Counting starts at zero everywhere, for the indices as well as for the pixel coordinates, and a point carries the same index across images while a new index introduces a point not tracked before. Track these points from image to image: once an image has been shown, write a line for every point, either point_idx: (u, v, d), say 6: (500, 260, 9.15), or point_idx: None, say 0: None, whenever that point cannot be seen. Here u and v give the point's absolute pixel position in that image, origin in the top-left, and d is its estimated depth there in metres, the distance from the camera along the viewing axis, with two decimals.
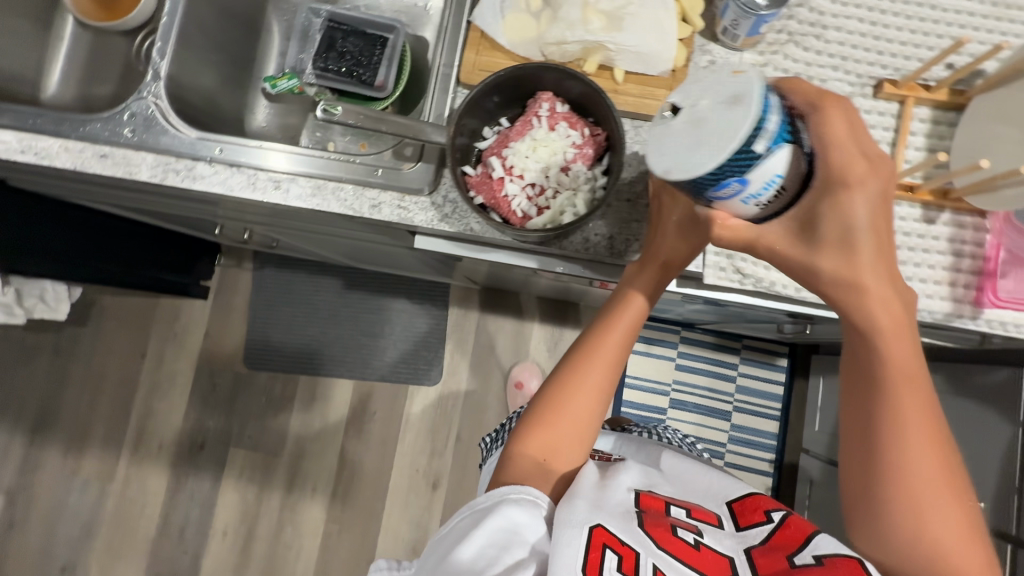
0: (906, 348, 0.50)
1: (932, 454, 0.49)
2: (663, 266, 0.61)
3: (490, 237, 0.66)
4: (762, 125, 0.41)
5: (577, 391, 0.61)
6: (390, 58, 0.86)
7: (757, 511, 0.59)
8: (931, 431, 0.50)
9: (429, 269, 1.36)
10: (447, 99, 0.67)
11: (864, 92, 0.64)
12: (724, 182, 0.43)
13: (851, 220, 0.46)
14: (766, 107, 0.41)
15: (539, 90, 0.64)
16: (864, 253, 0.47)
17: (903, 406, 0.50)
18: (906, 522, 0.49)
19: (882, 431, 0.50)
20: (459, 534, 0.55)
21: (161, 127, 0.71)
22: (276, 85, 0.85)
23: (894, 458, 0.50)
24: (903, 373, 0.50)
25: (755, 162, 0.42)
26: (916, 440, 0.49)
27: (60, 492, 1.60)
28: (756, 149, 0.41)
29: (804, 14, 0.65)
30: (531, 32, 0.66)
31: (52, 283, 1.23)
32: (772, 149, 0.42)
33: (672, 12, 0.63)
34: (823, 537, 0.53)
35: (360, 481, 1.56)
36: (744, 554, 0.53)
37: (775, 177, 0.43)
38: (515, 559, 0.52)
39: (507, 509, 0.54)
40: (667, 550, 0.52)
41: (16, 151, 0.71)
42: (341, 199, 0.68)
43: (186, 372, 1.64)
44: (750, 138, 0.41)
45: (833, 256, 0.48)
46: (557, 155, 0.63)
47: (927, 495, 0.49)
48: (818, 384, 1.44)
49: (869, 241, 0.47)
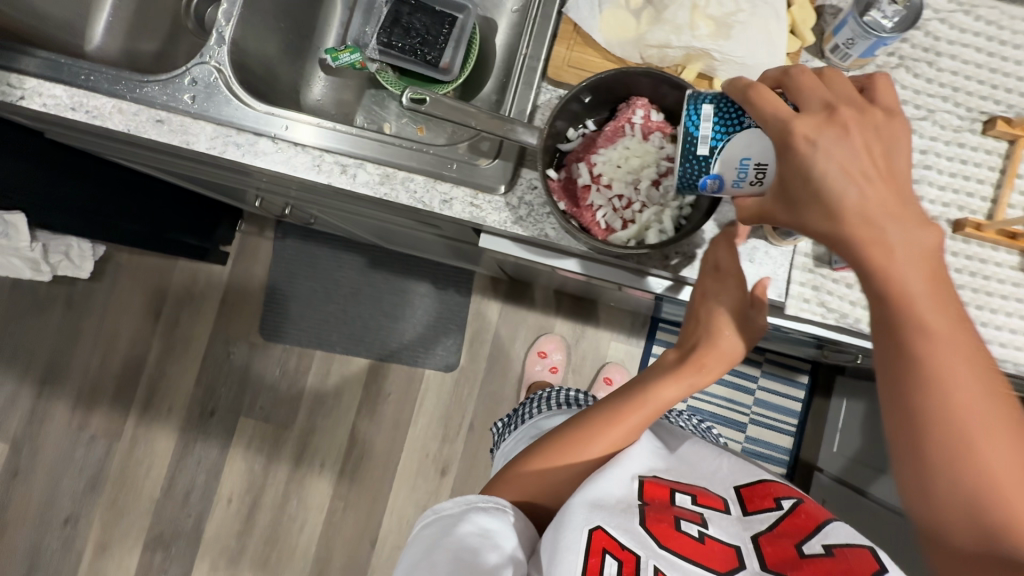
0: (927, 290, 0.43)
1: (973, 406, 0.42)
2: (698, 364, 0.64)
3: (565, 245, 0.64)
4: (698, 134, 0.52)
5: (589, 442, 0.64)
6: (458, 39, 0.82)
7: (766, 498, 0.56)
8: (972, 380, 0.42)
9: (453, 254, 1.29)
10: (532, 94, 0.65)
11: (973, 127, 0.62)
12: (704, 181, 0.53)
13: (806, 173, 0.44)
14: (695, 118, 0.52)
15: (633, 94, 0.61)
16: (846, 196, 0.43)
17: (939, 368, 0.42)
18: (955, 489, 0.42)
19: (901, 397, 0.44)
20: (427, 543, 0.55)
21: (223, 97, 0.69)
22: (337, 58, 0.81)
23: (926, 422, 0.43)
24: (924, 322, 0.43)
25: (709, 161, 0.52)
26: (955, 397, 0.42)
27: (66, 446, 1.58)
28: (697, 152, 0.52)
29: (918, 39, 0.62)
30: (630, 32, 0.62)
31: (76, 240, 1.30)
32: (717, 147, 0.51)
33: (784, 25, 0.60)
34: (834, 527, 0.51)
35: (370, 460, 1.52)
36: (750, 541, 0.52)
37: (744, 160, 0.50)
38: (490, 560, 0.53)
39: (475, 515, 0.56)
40: (671, 549, 0.51)
41: (66, 108, 0.69)
42: (411, 191, 0.66)
43: (201, 336, 1.61)
44: (691, 145, 0.52)
45: (820, 205, 0.44)
46: (649, 167, 0.60)
47: (980, 455, 0.41)
48: (840, 406, 1.38)
49: (847, 182, 0.43)
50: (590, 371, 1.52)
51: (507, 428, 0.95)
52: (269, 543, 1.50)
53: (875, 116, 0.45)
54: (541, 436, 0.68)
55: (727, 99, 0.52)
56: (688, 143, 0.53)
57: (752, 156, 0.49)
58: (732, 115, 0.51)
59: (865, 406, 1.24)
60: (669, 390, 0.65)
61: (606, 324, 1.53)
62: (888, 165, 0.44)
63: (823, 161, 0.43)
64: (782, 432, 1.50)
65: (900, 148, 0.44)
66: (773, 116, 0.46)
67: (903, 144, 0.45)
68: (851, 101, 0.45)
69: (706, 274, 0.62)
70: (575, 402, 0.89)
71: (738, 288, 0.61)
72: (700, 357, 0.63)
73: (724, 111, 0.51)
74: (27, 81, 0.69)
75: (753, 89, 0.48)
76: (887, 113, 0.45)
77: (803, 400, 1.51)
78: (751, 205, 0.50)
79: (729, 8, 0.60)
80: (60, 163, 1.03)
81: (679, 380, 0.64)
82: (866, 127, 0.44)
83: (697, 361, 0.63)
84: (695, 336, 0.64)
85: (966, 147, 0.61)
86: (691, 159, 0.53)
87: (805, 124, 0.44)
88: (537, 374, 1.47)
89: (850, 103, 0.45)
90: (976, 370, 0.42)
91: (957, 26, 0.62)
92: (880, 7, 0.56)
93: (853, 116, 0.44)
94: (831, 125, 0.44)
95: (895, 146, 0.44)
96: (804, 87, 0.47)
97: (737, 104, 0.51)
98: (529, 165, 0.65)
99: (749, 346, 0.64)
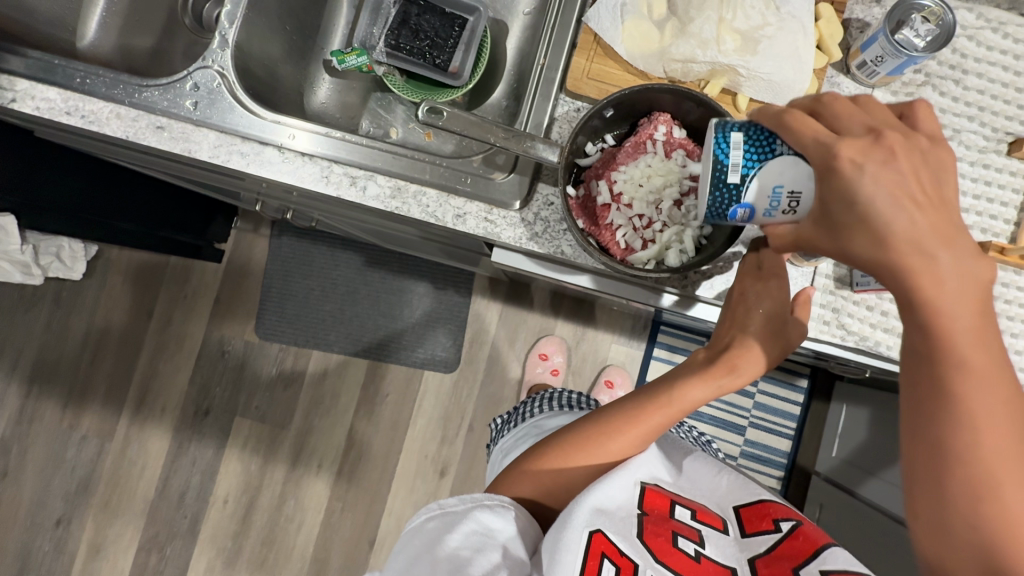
0: (968, 321, 0.41)
1: (1002, 444, 0.41)
2: (727, 367, 0.61)
3: (580, 261, 0.64)
4: (727, 162, 0.49)
5: (605, 436, 0.62)
6: (468, 43, 0.78)
7: (765, 518, 0.55)
8: (1004, 419, 0.41)
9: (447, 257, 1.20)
10: (549, 105, 0.67)
11: (998, 148, 0.66)
12: (733, 211, 0.50)
13: (849, 196, 0.42)
14: (722, 146, 0.49)
15: (655, 110, 0.61)
16: (894, 220, 0.41)
17: (971, 403, 0.41)
18: (976, 530, 0.41)
19: (928, 424, 0.43)
20: (427, 536, 0.53)
21: (227, 104, 0.68)
22: (344, 61, 0.78)
23: (952, 455, 0.41)
24: (963, 355, 0.41)
25: (741, 189, 0.49)
26: (985, 433, 0.41)
27: (57, 445, 1.52)
28: (728, 181, 0.49)
29: (946, 56, 0.66)
30: (654, 45, 0.64)
31: (68, 241, 1.37)
32: (750, 175, 0.49)
33: (812, 40, 0.62)
34: (833, 552, 0.50)
35: (367, 461, 1.46)
36: (747, 564, 0.51)
37: (776, 187, 0.48)
38: (491, 562, 0.52)
39: (480, 513, 0.55)
40: (666, 564, 0.51)
41: (61, 112, 0.68)
42: (423, 205, 0.67)
43: (194, 335, 1.55)
44: (721, 174, 0.50)
45: (866, 231, 0.42)
46: (671, 186, 0.60)
47: (1004, 494, 0.40)
48: (839, 410, 1.31)
49: (896, 207, 0.41)
50: (590, 373, 1.46)
51: (506, 425, 0.92)
52: (266, 543, 1.45)
53: (920, 143, 0.43)
54: (555, 432, 0.66)
55: (756, 127, 0.49)
56: (717, 172, 0.50)
57: (784, 184, 0.47)
58: (762, 142, 0.49)
59: (869, 413, 1.14)
60: (692, 393, 0.62)
61: (612, 323, 1.46)
62: (935, 190, 0.42)
63: (870, 186, 0.42)
64: (779, 436, 1.42)
65: (946, 175, 0.43)
66: (815, 142, 0.45)
67: (949, 172, 0.43)
68: (896, 128, 0.44)
69: (748, 273, 0.62)
70: (579, 404, 0.87)
71: (780, 291, 0.60)
72: (730, 360, 0.61)
73: (753, 138, 0.49)
74: (19, 83, 0.69)
75: (787, 117, 0.47)
76: (932, 141, 0.44)
77: (801, 404, 1.42)
78: (786, 233, 0.48)
79: (756, 23, 0.62)
80: (51, 159, 1.01)
81: (704, 383, 0.62)
82: (912, 153, 0.43)
83: (730, 361, 0.61)
84: (727, 335, 0.63)
85: (991, 168, 0.66)
86: (721, 189, 0.50)
87: (849, 147, 0.43)
88: (536, 378, 1.41)
89: (895, 129, 0.44)
90: (1010, 409, 0.41)
91: (984, 44, 0.66)
92: (913, 27, 0.58)
93: (898, 141, 0.43)
94: (876, 150, 0.43)
95: (940, 172, 0.43)
96: (840, 115, 0.46)
97: (765, 130, 0.49)
98: (546, 180, 0.66)
99: (779, 360, 0.62)
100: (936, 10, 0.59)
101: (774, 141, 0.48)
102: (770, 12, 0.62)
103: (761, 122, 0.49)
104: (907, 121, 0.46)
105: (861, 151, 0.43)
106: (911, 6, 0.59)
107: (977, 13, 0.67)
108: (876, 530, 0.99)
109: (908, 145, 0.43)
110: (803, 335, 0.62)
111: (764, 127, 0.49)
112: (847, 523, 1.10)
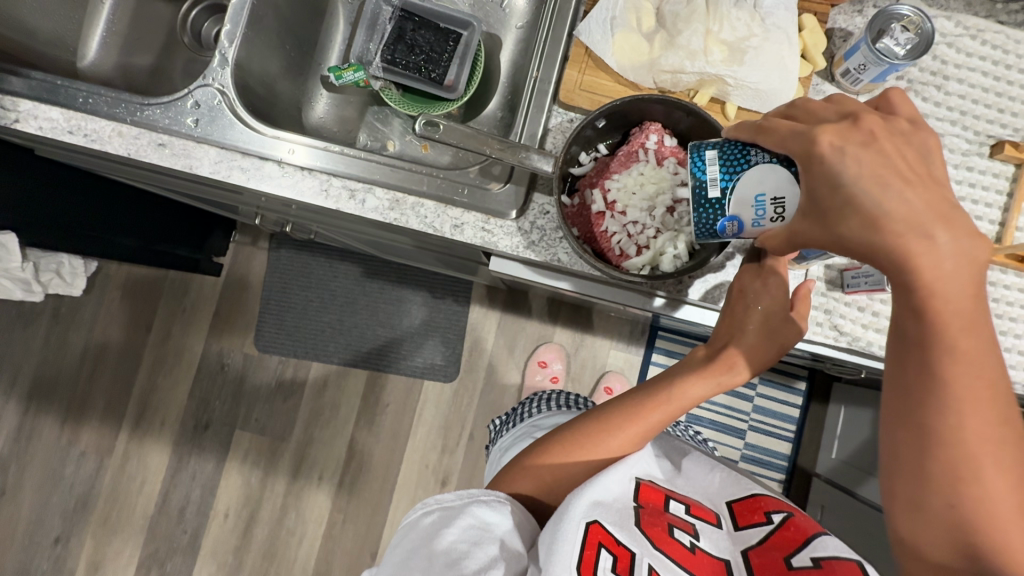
0: (962, 306, 0.42)
1: (986, 428, 0.42)
2: (727, 364, 0.63)
3: (577, 269, 0.66)
4: (707, 180, 0.51)
5: (608, 429, 0.63)
6: (462, 56, 0.80)
7: (756, 512, 0.56)
8: (987, 402, 0.42)
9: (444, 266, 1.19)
10: (542, 117, 0.69)
11: (981, 151, 0.68)
12: (721, 225, 0.51)
13: (835, 178, 0.43)
14: (699, 165, 0.51)
15: (646, 120, 0.64)
16: (882, 199, 0.42)
17: (959, 387, 0.42)
18: (955, 511, 0.42)
19: (912, 412, 0.44)
20: (424, 532, 0.53)
21: (227, 120, 0.70)
22: (341, 77, 0.81)
23: (935, 439, 0.43)
24: (954, 338, 0.42)
25: (723, 203, 0.50)
26: (969, 417, 0.42)
27: (55, 462, 1.51)
28: (709, 196, 0.50)
29: (927, 64, 0.69)
30: (643, 56, 0.66)
31: (67, 256, 1.38)
32: (729, 188, 0.50)
33: (797, 50, 0.64)
34: (824, 539, 0.51)
35: (368, 472, 1.45)
36: (740, 556, 0.52)
37: (759, 197, 0.48)
38: (487, 555, 0.51)
39: (476, 508, 0.55)
40: (663, 551, 0.51)
41: (64, 131, 0.70)
42: (420, 216, 0.68)
43: (193, 349, 1.55)
44: (702, 192, 0.51)
45: (856, 212, 0.42)
46: (663, 193, 0.62)
47: (983, 476, 0.42)
48: (837, 411, 1.32)
49: (883, 185, 0.42)
50: (589, 380, 1.46)
51: (504, 426, 0.92)
52: (267, 557, 1.44)
53: (904, 125, 0.45)
54: (553, 430, 0.67)
55: (730, 142, 0.51)
56: (698, 190, 0.51)
57: (765, 192, 0.48)
58: (737, 156, 0.50)
59: (870, 413, 1.14)
60: (694, 390, 0.64)
61: (610, 328, 1.47)
62: (925, 170, 0.43)
63: (853, 167, 0.42)
64: (779, 439, 1.42)
65: (933, 157, 0.44)
66: (792, 133, 0.46)
67: (937, 154, 0.44)
68: (874, 114, 0.46)
69: (748, 269, 0.63)
70: (576, 404, 0.88)
71: (779, 289, 0.61)
72: (731, 359, 0.62)
73: (729, 153, 0.50)
74: (22, 104, 0.70)
75: (764, 116, 0.48)
76: (915, 124, 0.46)
77: (799, 407, 1.42)
78: (778, 235, 0.48)
79: (742, 34, 0.64)
80: (51, 175, 1.02)
81: (705, 380, 0.63)
82: (895, 134, 0.44)
83: (729, 359, 0.62)
84: (728, 335, 0.63)
85: (974, 171, 0.68)
86: (703, 206, 0.51)
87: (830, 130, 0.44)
88: (537, 386, 1.42)
89: (875, 113, 0.45)
90: (993, 393, 0.42)
91: (963, 51, 0.69)
92: (892, 35, 0.61)
93: (881, 124, 0.44)
94: (856, 132, 0.44)
95: (928, 153, 0.44)
96: (817, 109, 0.48)
97: (740, 143, 0.50)
98: (541, 190, 0.67)
99: (776, 360, 0.63)
100: (915, 19, 0.61)
101: (752, 154, 0.49)
102: (756, 23, 0.65)
103: (735, 137, 0.50)
104: (887, 109, 0.47)
105: (841, 134, 0.44)
106: (890, 15, 0.62)
107: (956, 21, 0.69)
108: (873, 529, 0.99)
109: (891, 129, 0.44)
110: (802, 336, 0.62)
111: (739, 141, 0.50)
112: (845, 523, 1.10)
